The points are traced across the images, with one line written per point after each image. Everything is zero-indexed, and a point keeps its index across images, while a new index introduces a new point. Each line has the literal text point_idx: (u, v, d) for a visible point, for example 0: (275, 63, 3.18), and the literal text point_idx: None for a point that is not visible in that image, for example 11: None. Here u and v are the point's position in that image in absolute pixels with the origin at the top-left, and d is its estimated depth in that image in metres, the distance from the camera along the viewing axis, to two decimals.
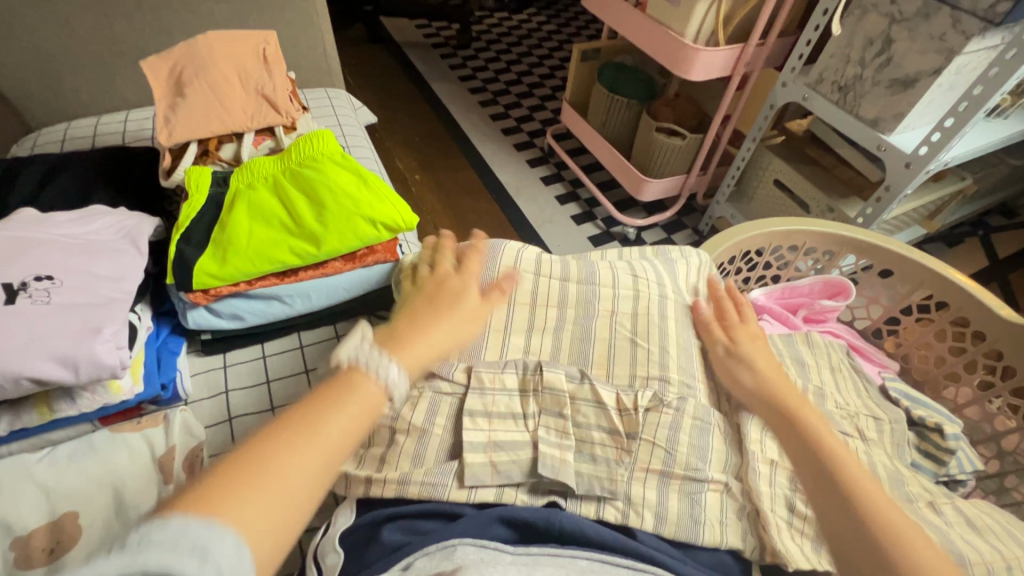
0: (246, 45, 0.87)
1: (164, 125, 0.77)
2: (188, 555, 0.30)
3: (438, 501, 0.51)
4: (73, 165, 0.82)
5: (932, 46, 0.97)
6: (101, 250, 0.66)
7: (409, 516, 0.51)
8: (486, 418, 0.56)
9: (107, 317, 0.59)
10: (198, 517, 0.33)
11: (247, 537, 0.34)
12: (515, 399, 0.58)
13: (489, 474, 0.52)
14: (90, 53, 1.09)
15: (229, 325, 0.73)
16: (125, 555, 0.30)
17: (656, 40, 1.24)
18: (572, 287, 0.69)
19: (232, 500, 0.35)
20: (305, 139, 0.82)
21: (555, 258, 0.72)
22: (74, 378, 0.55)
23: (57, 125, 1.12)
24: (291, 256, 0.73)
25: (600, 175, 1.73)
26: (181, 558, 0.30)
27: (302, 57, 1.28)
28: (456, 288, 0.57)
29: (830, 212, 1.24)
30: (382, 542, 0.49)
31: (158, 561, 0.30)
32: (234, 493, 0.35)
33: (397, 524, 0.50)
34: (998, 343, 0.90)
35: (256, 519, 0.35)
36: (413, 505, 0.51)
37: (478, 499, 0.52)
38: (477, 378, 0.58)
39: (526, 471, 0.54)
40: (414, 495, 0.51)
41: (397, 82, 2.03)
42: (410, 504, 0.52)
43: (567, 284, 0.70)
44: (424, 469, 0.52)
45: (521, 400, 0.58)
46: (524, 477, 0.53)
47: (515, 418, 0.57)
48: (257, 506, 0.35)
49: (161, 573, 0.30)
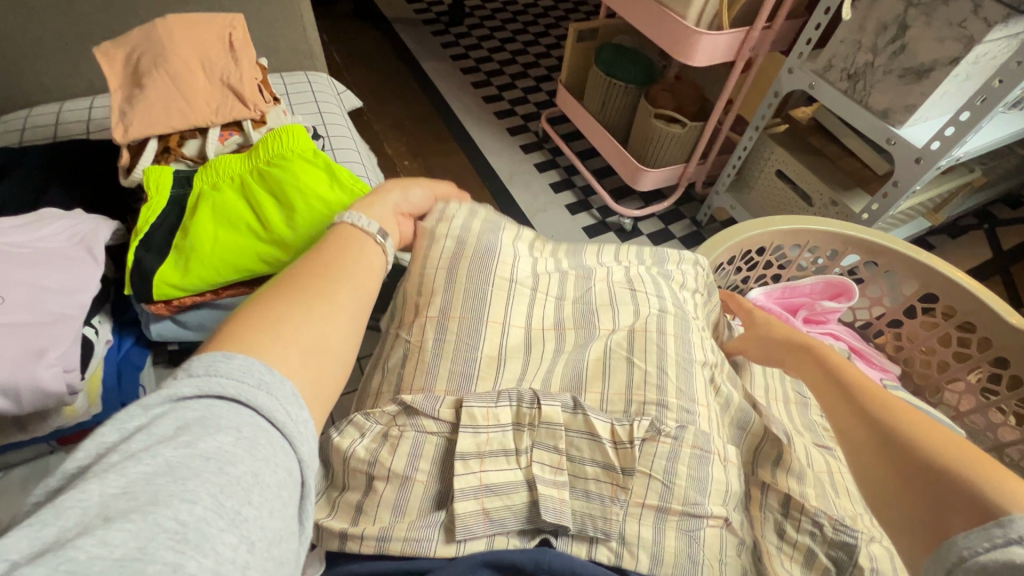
0: (210, 29, 0.80)
1: (119, 120, 0.71)
2: (257, 385, 0.34)
3: (420, 558, 0.48)
4: (24, 161, 0.76)
5: (950, 34, 0.91)
6: (50, 261, 0.60)
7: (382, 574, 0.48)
8: (479, 459, 0.51)
9: (54, 336, 0.55)
10: (250, 353, 0.36)
11: (293, 376, 0.37)
12: (509, 434, 0.53)
13: (481, 523, 0.49)
14: (47, 33, 1.01)
15: (197, 336, 0.70)
16: (199, 380, 0.33)
17: (657, 22, 1.16)
18: (568, 307, 0.68)
19: (274, 344, 0.38)
20: (274, 133, 0.75)
21: (552, 274, 0.70)
22: (15, 407, 0.52)
23: (16, 111, 1.05)
24: (259, 265, 0.68)
25: (596, 163, 1.67)
26: (252, 388, 0.34)
27: (279, 38, 1.20)
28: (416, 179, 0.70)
29: (834, 207, 1.19)
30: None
31: (232, 387, 0.33)
32: (274, 339, 0.39)
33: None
34: (1005, 350, 0.86)
35: (296, 361, 0.39)
36: (391, 563, 0.48)
37: (468, 553, 0.48)
38: (469, 415, 0.52)
39: (523, 518, 0.50)
40: (395, 553, 0.48)
41: (386, 62, 1.94)
42: (388, 560, 0.48)
43: (564, 303, 0.68)
44: (408, 523, 0.49)
45: (515, 435, 0.53)
46: (521, 524, 0.50)
47: (508, 455, 0.53)
48: (296, 351, 0.39)
49: (235, 399, 0.33)
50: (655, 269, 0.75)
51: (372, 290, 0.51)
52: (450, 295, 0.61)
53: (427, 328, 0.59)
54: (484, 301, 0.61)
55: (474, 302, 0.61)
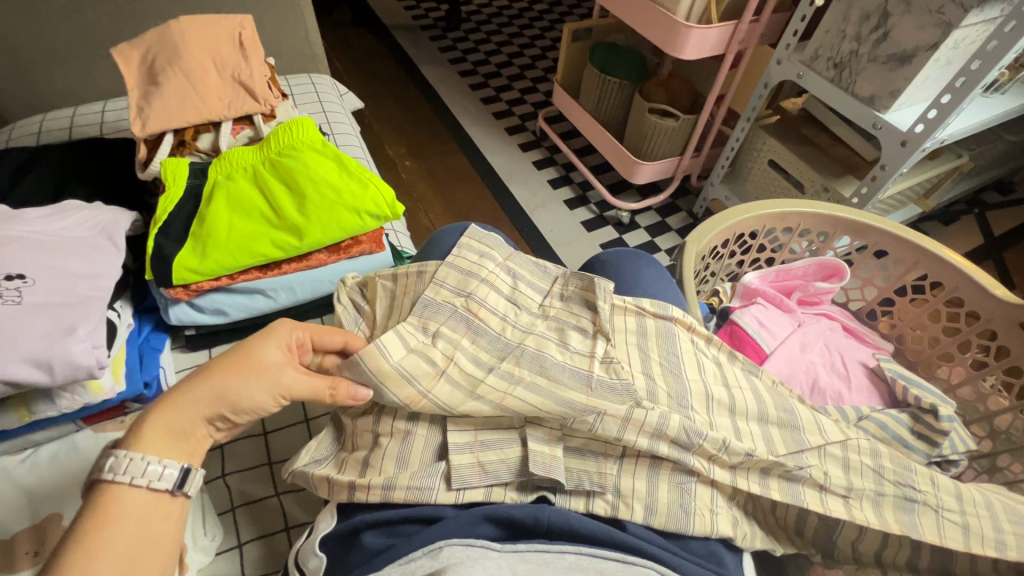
0: (222, 32, 0.85)
1: (138, 116, 0.75)
2: None
3: (424, 504, 0.52)
4: (46, 159, 0.80)
5: (929, 20, 0.94)
6: (75, 248, 0.64)
7: (393, 520, 0.51)
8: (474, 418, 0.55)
9: (80, 315, 0.57)
10: None
11: None
12: None
13: (477, 474, 0.52)
14: (63, 41, 1.05)
15: (213, 320, 0.72)
16: None
17: (648, 18, 1.20)
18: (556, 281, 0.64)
19: None
20: (284, 127, 0.80)
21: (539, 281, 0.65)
22: (49, 380, 0.54)
23: (32, 116, 1.09)
24: (272, 249, 0.71)
25: (593, 158, 1.70)
26: None
27: (284, 42, 1.24)
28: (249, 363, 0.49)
29: (825, 192, 1.22)
30: (363, 547, 0.50)
31: None
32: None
33: (377, 527, 0.51)
34: (993, 323, 0.88)
35: None
36: (399, 510, 0.51)
37: (466, 499, 0.52)
38: (459, 367, 0.54)
39: (515, 471, 0.53)
40: (400, 500, 0.51)
41: (386, 67, 1.98)
42: (396, 508, 0.52)
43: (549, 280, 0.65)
44: (410, 472, 0.52)
45: None
46: (512, 477, 0.53)
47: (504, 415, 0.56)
48: None
49: None
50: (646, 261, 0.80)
51: (152, 560, 0.40)
52: (445, 277, 0.61)
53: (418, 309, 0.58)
54: (476, 279, 0.61)
55: (464, 279, 0.61)
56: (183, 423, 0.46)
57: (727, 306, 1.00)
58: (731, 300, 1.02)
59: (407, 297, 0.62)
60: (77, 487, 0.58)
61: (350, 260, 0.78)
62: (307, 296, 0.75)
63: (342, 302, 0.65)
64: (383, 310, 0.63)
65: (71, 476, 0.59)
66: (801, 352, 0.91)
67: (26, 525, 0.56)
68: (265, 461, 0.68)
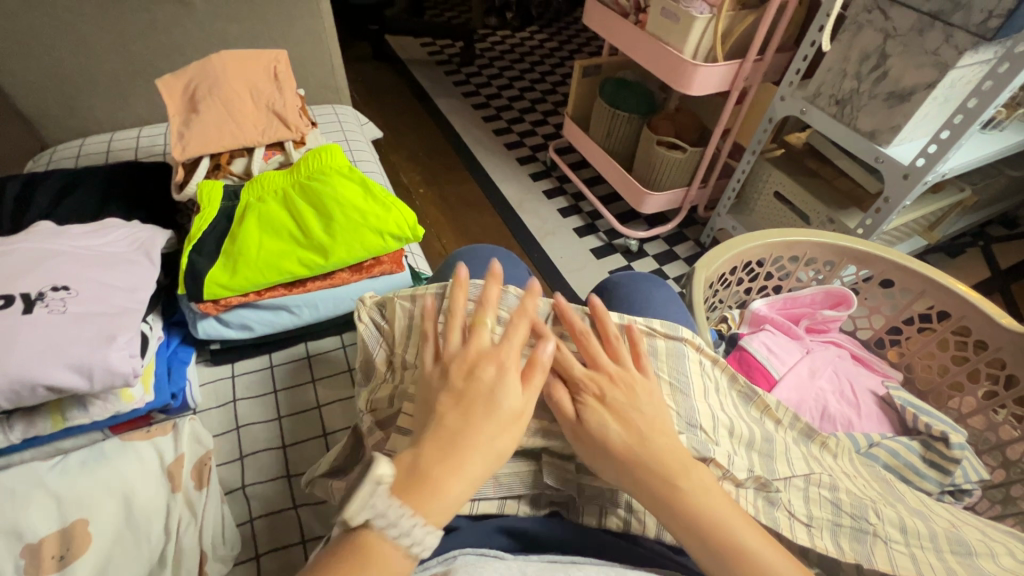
0: (257, 65, 0.92)
1: (178, 141, 0.81)
2: None
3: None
4: (87, 180, 0.85)
5: (926, 61, 0.99)
6: (115, 262, 0.67)
7: None
8: None
9: (120, 324, 0.60)
10: None
11: None
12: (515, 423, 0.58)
13: (490, 485, 0.54)
14: (106, 72, 1.12)
15: (238, 334, 0.75)
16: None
17: (656, 56, 1.26)
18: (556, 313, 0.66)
19: None
20: (314, 154, 0.85)
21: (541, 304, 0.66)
22: (87, 386, 0.57)
23: (71, 141, 1.15)
24: (299, 267, 0.75)
25: (602, 188, 1.75)
26: None
27: (310, 75, 1.31)
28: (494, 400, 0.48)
29: (830, 223, 1.25)
30: None
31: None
32: None
33: None
34: (1001, 352, 0.88)
35: None
36: None
37: (478, 512, 0.53)
38: None
39: (529, 484, 0.55)
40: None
41: (403, 99, 2.07)
42: None
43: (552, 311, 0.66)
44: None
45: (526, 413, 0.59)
46: (524, 490, 0.54)
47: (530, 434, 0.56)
48: None
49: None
50: (655, 284, 0.83)
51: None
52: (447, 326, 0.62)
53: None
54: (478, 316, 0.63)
55: (467, 321, 0.62)
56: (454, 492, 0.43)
57: (736, 332, 1.02)
58: (739, 326, 1.04)
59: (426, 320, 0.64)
60: (105, 490, 0.59)
61: (371, 279, 0.81)
62: (327, 313, 0.78)
63: (362, 325, 0.67)
64: (403, 330, 0.65)
65: (99, 480, 0.60)
66: (810, 378, 0.92)
67: (52, 528, 0.56)
68: (283, 473, 0.69)
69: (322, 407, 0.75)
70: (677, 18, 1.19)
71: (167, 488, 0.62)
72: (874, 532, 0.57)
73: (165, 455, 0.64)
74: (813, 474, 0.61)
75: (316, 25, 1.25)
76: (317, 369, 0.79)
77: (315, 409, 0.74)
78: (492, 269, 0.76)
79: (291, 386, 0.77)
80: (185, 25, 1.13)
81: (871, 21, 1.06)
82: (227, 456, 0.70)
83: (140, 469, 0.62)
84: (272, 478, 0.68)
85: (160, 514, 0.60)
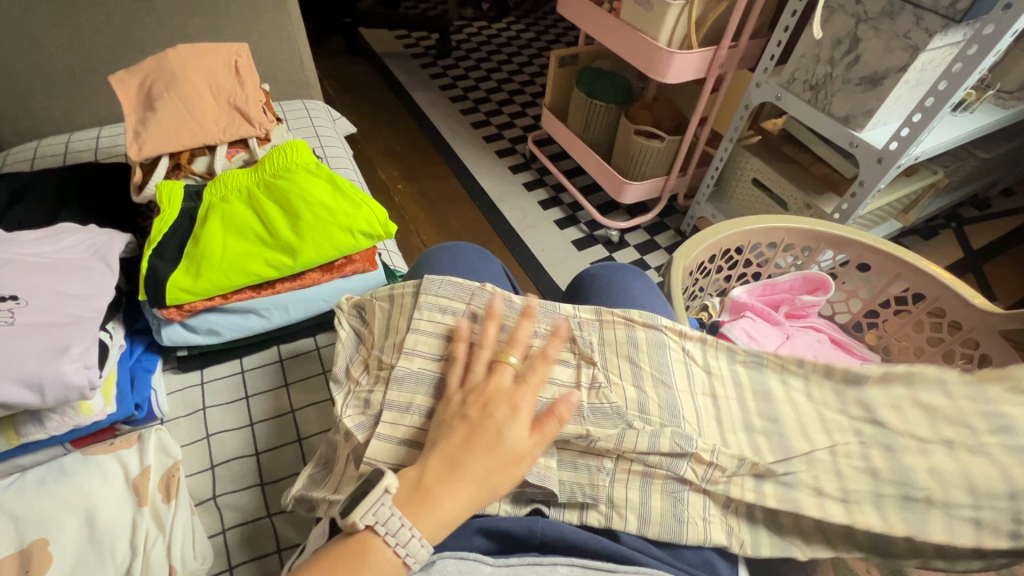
0: (218, 59, 0.89)
1: (135, 141, 0.78)
2: None
3: None
4: (41, 184, 0.81)
5: (898, 44, 0.99)
6: (69, 269, 0.64)
7: None
8: None
9: (74, 335, 0.57)
10: None
11: None
12: None
13: None
14: (60, 70, 1.07)
15: (206, 340, 0.72)
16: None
17: (631, 44, 1.25)
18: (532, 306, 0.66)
19: None
20: (279, 151, 0.83)
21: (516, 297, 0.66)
22: (41, 401, 0.54)
23: (27, 143, 1.10)
24: (266, 268, 0.72)
25: (582, 180, 1.73)
26: None
27: (278, 70, 1.27)
28: (500, 437, 0.50)
29: (808, 209, 1.25)
30: None
31: None
32: None
33: None
34: (975, 332, 0.88)
35: None
36: None
37: None
38: None
39: None
40: None
41: (378, 94, 2.03)
42: None
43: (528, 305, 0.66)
44: None
45: None
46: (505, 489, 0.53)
47: None
48: None
49: None
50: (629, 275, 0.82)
51: None
52: (425, 318, 0.62)
53: (409, 336, 0.60)
54: (452, 311, 0.62)
55: (444, 315, 0.62)
56: (445, 503, 0.46)
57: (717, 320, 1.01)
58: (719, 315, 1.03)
59: (402, 316, 0.63)
60: (64, 510, 0.57)
61: (343, 279, 0.78)
62: (299, 315, 0.76)
63: (342, 332, 0.66)
64: (380, 329, 0.64)
65: (60, 498, 0.57)
66: None
67: (8, 551, 0.54)
68: (257, 482, 0.66)
69: (295, 410, 0.72)
70: (651, 5, 1.18)
71: (133, 503, 0.60)
72: (923, 501, 0.53)
73: (130, 468, 0.62)
74: (839, 444, 0.57)
75: (282, 18, 1.21)
76: (289, 373, 0.77)
77: (288, 414, 0.72)
78: (467, 264, 0.75)
79: (263, 391, 0.74)
80: (143, 20, 1.09)
81: (842, 6, 1.05)
82: (198, 466, 0.67)
83: (103, 483, 0.60)
84: (245, 488, 0.66)
85: (126, 530, 0.58)
